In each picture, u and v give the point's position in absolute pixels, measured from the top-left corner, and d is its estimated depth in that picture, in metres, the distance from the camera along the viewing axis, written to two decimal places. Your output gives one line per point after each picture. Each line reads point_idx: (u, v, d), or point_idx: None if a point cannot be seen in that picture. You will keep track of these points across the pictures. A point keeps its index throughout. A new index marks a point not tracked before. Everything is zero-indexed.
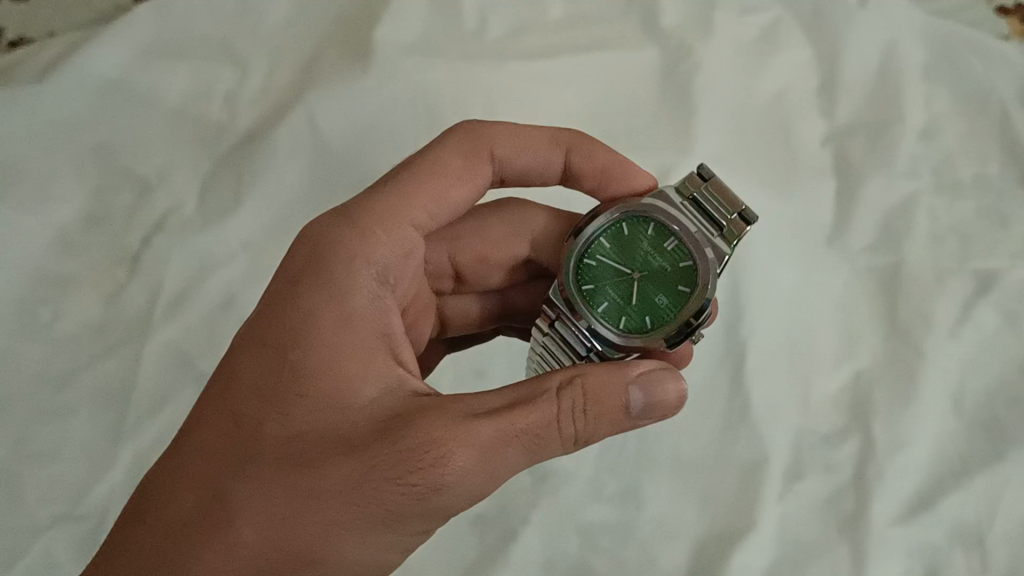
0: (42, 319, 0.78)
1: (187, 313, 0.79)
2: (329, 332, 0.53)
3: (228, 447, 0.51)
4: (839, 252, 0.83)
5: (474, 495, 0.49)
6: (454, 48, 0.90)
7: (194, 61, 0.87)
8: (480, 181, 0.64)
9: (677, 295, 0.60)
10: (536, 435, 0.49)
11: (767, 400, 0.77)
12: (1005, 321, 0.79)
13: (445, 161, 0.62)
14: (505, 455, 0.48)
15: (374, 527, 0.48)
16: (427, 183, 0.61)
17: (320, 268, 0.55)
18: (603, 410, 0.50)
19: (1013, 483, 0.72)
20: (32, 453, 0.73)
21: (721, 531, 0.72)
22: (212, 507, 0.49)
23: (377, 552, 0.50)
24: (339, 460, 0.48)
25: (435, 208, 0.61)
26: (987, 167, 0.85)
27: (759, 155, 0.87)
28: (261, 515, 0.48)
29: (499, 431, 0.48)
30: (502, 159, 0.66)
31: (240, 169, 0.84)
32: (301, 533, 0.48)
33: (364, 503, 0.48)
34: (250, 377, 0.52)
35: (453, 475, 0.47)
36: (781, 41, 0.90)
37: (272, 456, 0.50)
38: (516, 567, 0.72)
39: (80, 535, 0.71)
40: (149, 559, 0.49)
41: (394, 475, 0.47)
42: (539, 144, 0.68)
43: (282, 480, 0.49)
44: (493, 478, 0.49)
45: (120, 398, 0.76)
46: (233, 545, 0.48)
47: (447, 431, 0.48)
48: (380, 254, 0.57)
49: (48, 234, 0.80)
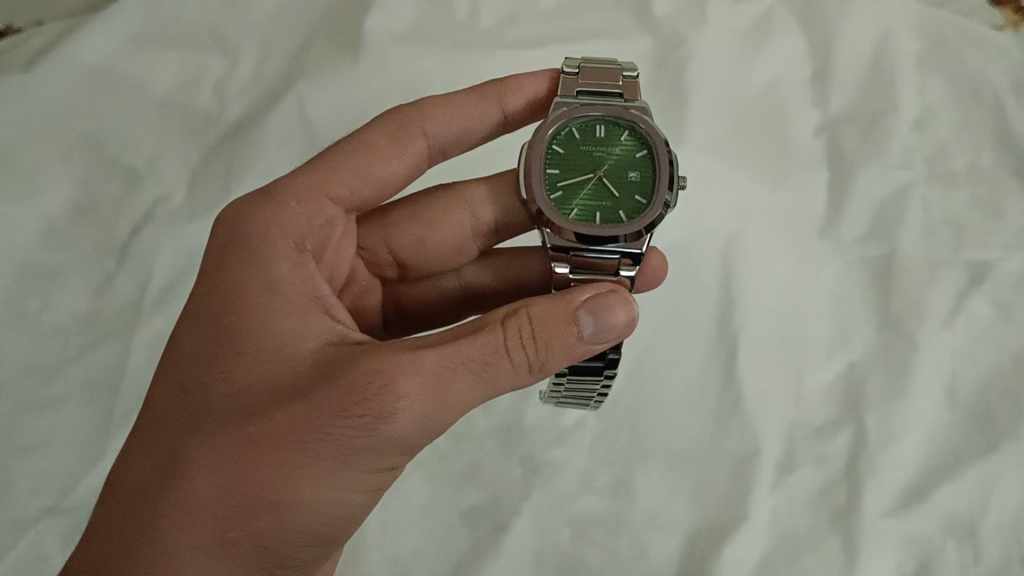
0: (30, 310, 0.77)
1: (176, 304, 0.78)
2: (261, 293, 0.55)
3: (182, 412, 0.54)
4: (831, 243, 0.83)
5: (427, 427, 0.50)
6: (446, 37, 0.89)
7: (183, 49, 0.86)
8: (410, 157, 0.67)
9: (640, 161, 0.65)
10: (486, 362, 0.50)
11: (760, 391, 0.77)
12: (999, 312, 0.78)
13: (369, 142, 0.65)
14: (453, 382, 0.50)
15: (324, 463, 0.49)
16: (350, 159, 0.64)
17: (242, 241, 0.58)
18: (554, 333, 0.52)
19: (1006, 474, 0.72)
20: (19, 445, 0.73)
21: (713, 523, 0.72)
22: (172, 469, 0.53)
23: (341, 492, 0.50)
24: (282, 408, 0.51)
25: (359, 183, 0.64)
26: (980, 158, 0.85)
27: (753, 146, 0.87)
28: (217, 467, 0.51)
29: (443, 359, 0.50)
30: (435, 134, 0.69)
31: (230, 160, 0.83)
32: (255, 477, 0.50)
33: (311, 442, 0.49)
34: (194, 348, 0.56)
35: (401, 402, 0.48)
36: (774, 30, 0.90)
37: (219, 414, 0.53)
38: (506, 558, 0.71)
39: (69, 528, 0.71)
40: (124, 525, 0.53)
41: (336, 411, 0.49)
42: (467, 107, 0.70)
43: (231, 433, 0.51)
44: (445, 408, 0.50)
45: (109, 390, 0.75)
46: (193, 499, 0.51)
47: (390, 364, 0.49)
48: (299, 219, 0.59)
49: (36, 224, 0.79)
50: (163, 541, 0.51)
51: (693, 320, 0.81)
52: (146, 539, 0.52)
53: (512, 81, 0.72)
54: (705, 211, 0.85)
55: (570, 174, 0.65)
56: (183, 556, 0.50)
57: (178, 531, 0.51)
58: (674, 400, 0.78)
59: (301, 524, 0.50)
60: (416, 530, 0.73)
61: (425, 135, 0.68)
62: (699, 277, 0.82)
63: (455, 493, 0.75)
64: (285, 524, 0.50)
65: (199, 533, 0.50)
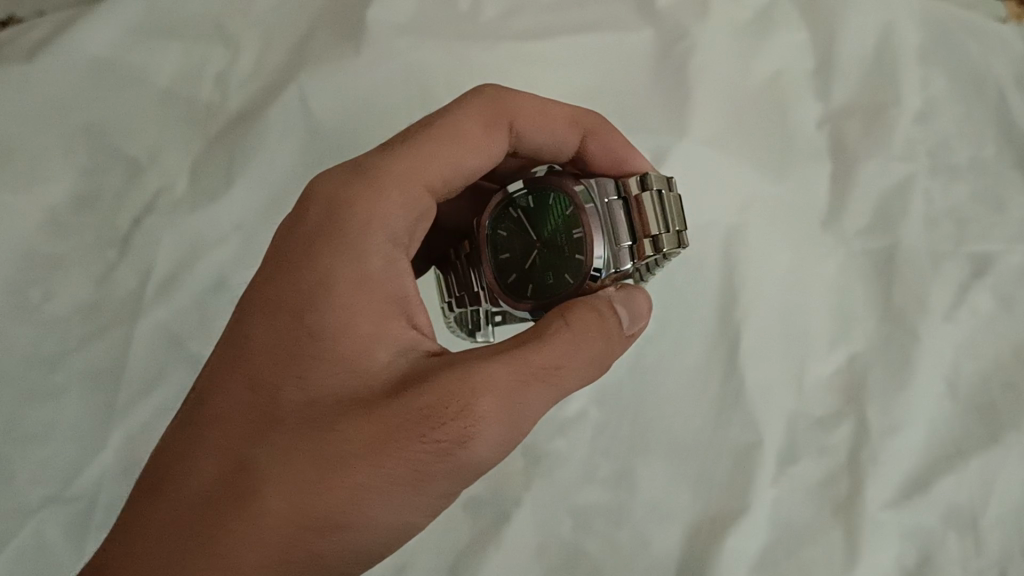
0: (32, 300, 0.77)
1: (178, 294, 0.78)
2: (347, 296, 0.54)
3: (252, 417, 0.52)
4: (834, 235, 0.83)
5: (500, 448, 0.51)
6: (448, 28, 0.88)
7: (185, 39, 0.85)
8: (497, 151, 0.63)
9: (561, 281, 0.65)
10: (554, 371, 0.52)
11: (761, 382, 0.77)
12: (1001, 305, 0.78)
13: (466, 129, 0.61)
14: (530, 393, 0.51)
15: (403, 489, 0.50)
16: (445, 148, 0.60)
17: (336, 229, 0.55)
18: (607, 338, 0.55)
19: (1007, 466, 0.72)
20: (22, 435, 0.73)
21: (714, 513, 0.72)
22: (239, 477, 0.51)
23: (405, 518, 0.51)
24: (363, 420, 0.50)
25: (454, 177, 0.61)
26: (983, 150, 0.85)
27: (754, 137, 0.87)
28: (292, 482, 0.50)
29: (519, 374, 0.51)
30: (522, 132, 0.66)
31: (232, 149, 0.83)
32: (334, 498, 0.49)
33: (391, 463, 0.49)
34: (265, 346, 0.54)
35: (480, 423, 0.49)
36: (777, 20, 0.89)
37: (294, 421, 0.51)
38: (508, 550, 0.72)
39: (71, 517, 0.72)
40: (175, 531, 0.50)
41: (420, 431, 0.49)
42: (560, 123, 0.68)
43: (308, 444, 0.51)
44: (519, 427, 0.51)
45: (112, 379, 0.76)
46: (263, 511, 0.49)
47: (472, 382, 0.50)
48: (393, 210, 0.57)
49: (38, 216, 0.79)
50: (226, 551, 0.49)
51: (695, 312, 0.81)
52: (205, 552, 0.49)
53: (604, 126, 0.71)
54: (708, 202, 0.84)
55: (522, 223, 0.66)
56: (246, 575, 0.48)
57: (246, 544, 0.49)
58: (676, 390, 0.78)
59: (366, 544, 0.50)
60: None
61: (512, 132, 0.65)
62: (704, 270, 0.82)
63: None
64: (349, 548, 0.50)
65: (266, 551, 0.49)
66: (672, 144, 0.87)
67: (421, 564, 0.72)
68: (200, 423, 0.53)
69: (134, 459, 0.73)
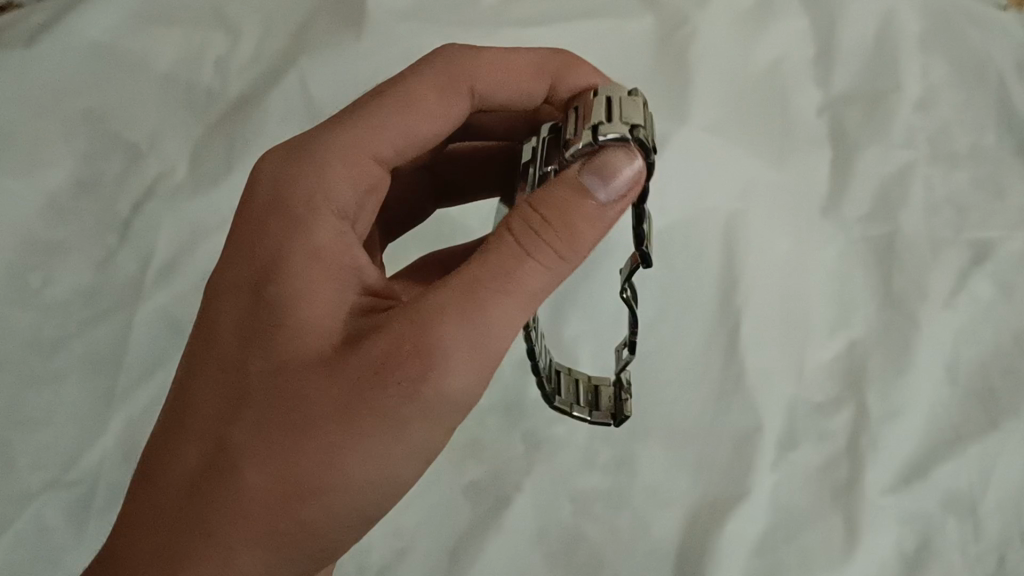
0: (32, 285, 0.77)
1: (178, 280, 0.78)
2: (303, 267, 0.54)
3: (222, 396, 0.52)
4: (834, 222, 0.83)
5: (472, 384, 0.49)
6: (449, 15, 0.89)
7: (185, 25, 0.86)
8: (455, 112, 0.66)
9: None
10: (512, 281, 0.50)
11: (760, 367, 0.77)
12: (1001, 291, 0.78)
13: (422, 91, 0.64)
14: (487, 310, 0.49)
15: (377, 441, 0.49)
16: (396, 116, 0.63)
17: (288, 208, 0.56)
18: (572, 227, 0.51)
19: (1006, 452, 0.72)
20: (22, 418, 0.73)
21: (714, 498, 0.72)
22: (216, 456, 0.50)
23: (389, 470, 0.50)
24: (325, 384, 0.49)
25: (403, 144, 0.63)
26: (984, 137, 0.85)
27: (753, 123, 0.87)
28: (264, 452, 0.49)
29: (475, 299, 0.49)
30: (482, 93, 0.68)
31: (232, 135, 0.83)
32: (307, 460, 0.48)
33: (358, 420, 0.48)
34: (231, 327, 0.54)
35: (442, 360, 0.48)
36: (778, 10, 0.90)
37: (259, 393, 0.50)
38: (508, 534, 0.72)
39: (71, 501, 0.71)
40: (166, 520, 0.51)
41: (381, 378, 0.48)
42: (522, 75, 0.70)
43: (275, 414, 0.50)
44: (487, 349, 0.49)
45: (111, 362, 0.75)
46: (239, 486, 0.49)
47: (428, 323, 0.49)
48: (338, 178, 0.59)
49: (39, 200, 0.79)
50: (215, 530, 0.49)
51: (695, 299, 0.81)
52: (192, 534, 0.49)
53: (570, 63, 0.71)
54: (707, 189, 0.85)
55: None
56: (235, 548, 0.48)
57: (228, 521, 0.49)
58: (677, 376, 0.78)
59: (354, 502, 0.50)
60: (418, 506, 0.73)
61: (472, 92, 0.67)
62: (704, 256, 0.82)
63: (458, 467, 0.75)
64: (334, 507, 0.49)
65: (249, 526, 0.48)
66: (672, 130, 0.86)
67: (421, 548, 0.72)
68: (178, 411, 0.53)
69: (133, 443, 0.73)
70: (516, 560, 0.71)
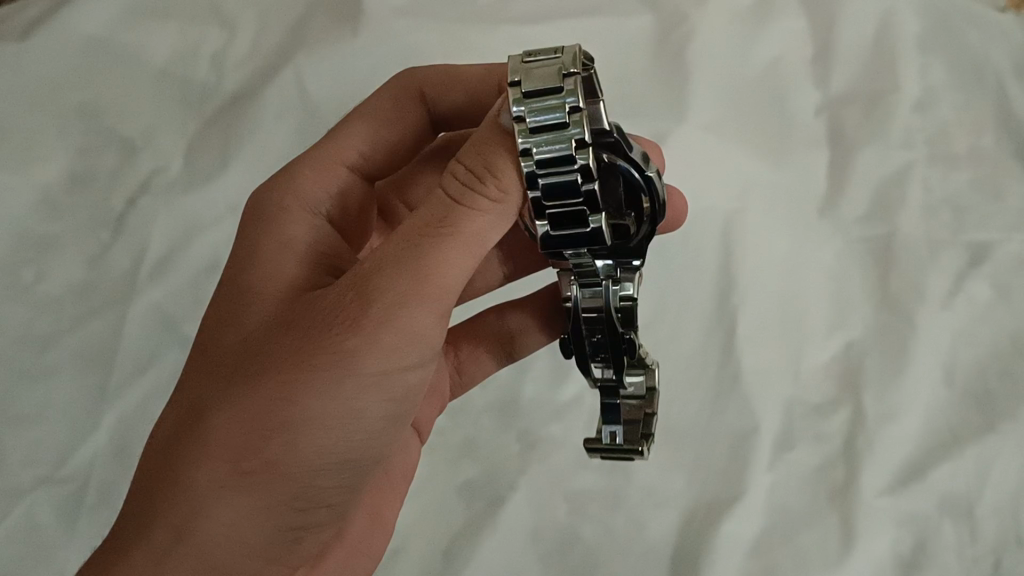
0: (25, 280, 0.76)
1: (172, 276, 0.78)
2: (275, 249, 0.58)
3: (205, 363, 0.54)
4: (831, 223, 0.83)
5: (421, 319, 0.48)
6: (448, 11, 0.88)
7: (181, 20, 0.85)
8: (408, 125, 0.67)
9: None
10: (443, 222, 0.48)
11: (758, 367, 0.77)
12: (998, 294, 0.78)
13: (372, 110, 0.67)
14: (423, 251, 0.47)
15: (325, 378, 0.48)
16: (353, 129, 0.66)
17: (270, 203, 0.61)
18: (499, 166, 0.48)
19: (1003, 457, 0.71)
20: (15, 416, 0.73)
21: (710, 499, 0.72)
22: (192, 411, 0.52)
23: (346, 407, 0.49)
24: (280, 334, 0.50)
25: (364, 152, 0.65)
26: (981, 139, 0.84)
27: (752, 123, 0.86)
28: (224, 400, 0.50)
29: (409, 241, 0.48)
30: (436, 100, 0.68)
31: (228, 133, 0.82)
32: (261, 401, 0.49)
33: (307, 358, 0.49)
34: (219, 304, 0.57)
35: (382, 294, 0.48)
36: (777, 8, 0.88)
37: (230, 353, 0.52)
38: (503, 534, 0.71)
39: (62, 497, 0.71)
40: (150, 477, 0.52)
41: (327, 321, 0.49)
42: (471, 77, 0.67)
43: (239, 365, 0.51)
44: (427, 284, 0.47)
45: (104, 359, 0.75)
46: (203, 433, 0.50)
47: (369, 265, 0.48)
48: (312, 186, 0.62)
49: (33, 195, 0.78)
50: (185, 474, 0.50)
51: (692, 300, 0.81)
52: (166, 482, 0.51)
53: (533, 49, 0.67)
54: (706, 187, 0.85)
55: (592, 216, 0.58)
56: (202, 488, 0.50)
57: (194, 467, 0.50)
58: (673, 377, 0.78)
59: (318, 441, 0.50)
60: (413, 506, 0.73)
61: (422, 98, 0.68)
62: (701, 255, 0.82)
63: (454, 467, 0.75)
64: (297, 446, 0.49)
65: (214, 468, 0.49)
66: (672, 129, 0.86)
67: (416, 548, 0.71)
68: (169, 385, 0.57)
69: (127, 439, 0.73)
70: (511, 560, 0.70)
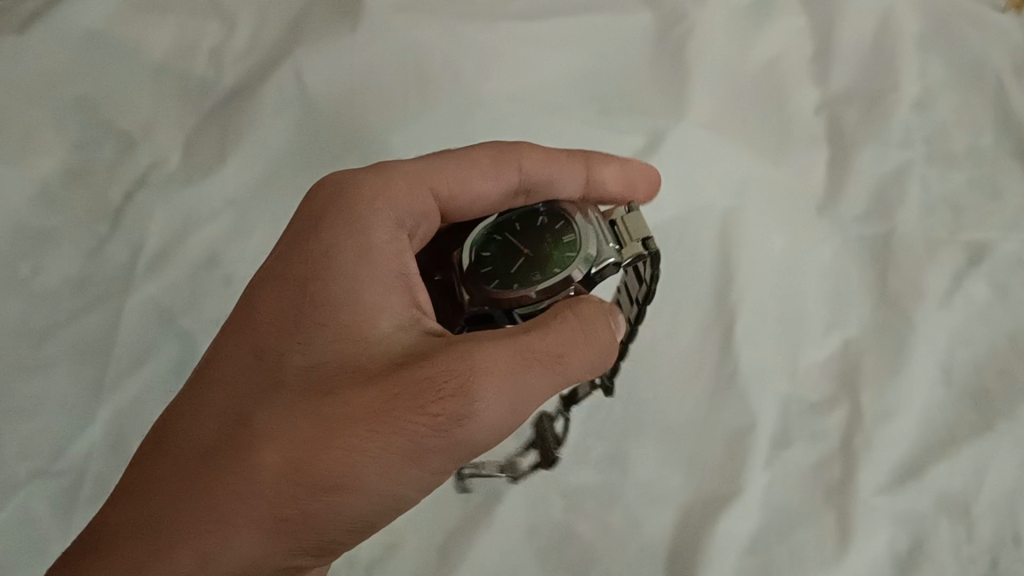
0: (22, 273, 0.76)
1: (170, 270, 0.78)
2: (354, 261, 0.58)
3: (253, 379, 0.56)
4: (829, 221, 0.82)
5: (498, 428, 0.52)
6: (447, 6, 0.88)
7: (180, 15, 0.85)
8: (497, 184, 0.66)
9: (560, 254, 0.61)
10: (551, 356, 0.53)
11: (756, 366, 0.76)
12: (996, 293, 0.78)
13: (473, 156, 0.66)
14: (524, 376, 0.52)
15: (397, 455, 0.51)
16: (448, 167, 0.65)
17: (350, 208, 0.60)
18: (603, 332, 0.56)
19: (1000, 455, 0.71)
20: (9, 407, 0.72)
21: (707, 496, 0.72)
22: (239, 432, 0.54)
23: (399, 488, 0.52)
24: (360, 393, 0.53)
25: (456, 192, 0.65)
26: (980, 139, 0.84)
27: (751, 122, 0.86)
28: (285, 445, 0.52)
29: (516, 354, 0.52)
30: (531, 171, 0.67)
31: (226, 126, 0.82)
32: (325, 463, 0.51)
33: (388, 433, 0.51)
34: (268, 315, 0.58)
35: (478, 405, 0.51)
36: (775, 10, 0.90)
37: (295, 385, 0.54)
38: (499, 530, 0.71)
39: (54, 491, 0.70)
40: (174, 482, 0.54)
41: (417, 406, 0.51)
42: (563, 161, 0.68)
43: (310, 407, 0.53)
44: (514, 408, 0.52)
45: (100, 352, 0.75)
46: (256, 468, 0.52)
47: (471, 364, 0.51)
48: (403, 199, 0.62)
49: (30, 188, 0.78)
50: (224, 503, 0.52)
51: (689, 296, 0.81)
52: (198, 500, 0.52)
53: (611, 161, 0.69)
54: (702, 185, 0.84)
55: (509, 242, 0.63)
56: (239, 525, 0.51)
57: (240, 498, 0.52)
58: (671, 374, 0.78)
59: (362, 510, 0.52)
60: None
61: (520, 169, 0.66)
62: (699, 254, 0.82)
63: None
64: (342, 513, 0.52)
65: (259, 509, 0.51)
66: (669, 127, 0.86)
67: (411, 544, 0.71)
68: (207, 386, 0.57)
69: (123, 431, 0.72)
70: (506, 557, 0.70)
